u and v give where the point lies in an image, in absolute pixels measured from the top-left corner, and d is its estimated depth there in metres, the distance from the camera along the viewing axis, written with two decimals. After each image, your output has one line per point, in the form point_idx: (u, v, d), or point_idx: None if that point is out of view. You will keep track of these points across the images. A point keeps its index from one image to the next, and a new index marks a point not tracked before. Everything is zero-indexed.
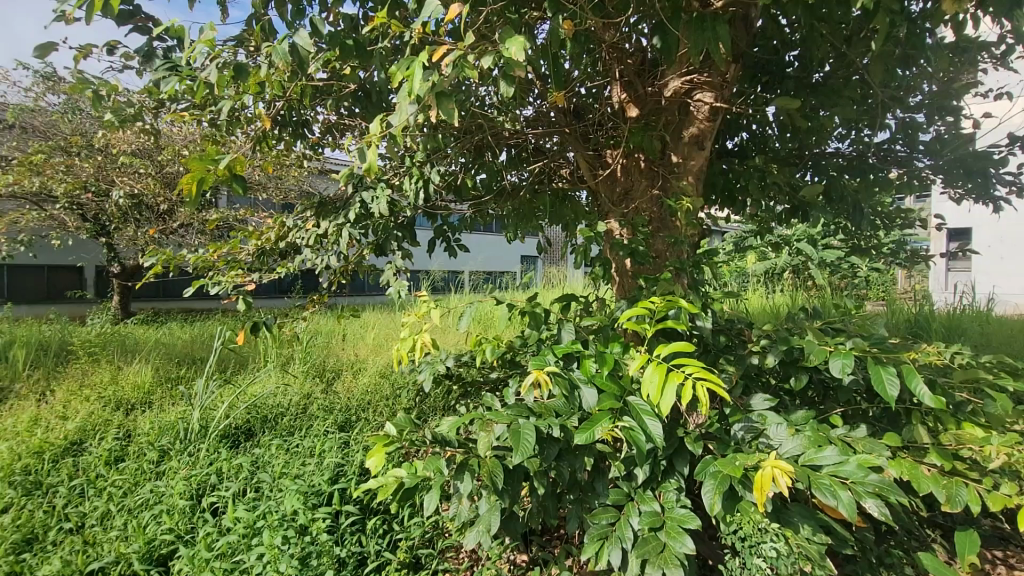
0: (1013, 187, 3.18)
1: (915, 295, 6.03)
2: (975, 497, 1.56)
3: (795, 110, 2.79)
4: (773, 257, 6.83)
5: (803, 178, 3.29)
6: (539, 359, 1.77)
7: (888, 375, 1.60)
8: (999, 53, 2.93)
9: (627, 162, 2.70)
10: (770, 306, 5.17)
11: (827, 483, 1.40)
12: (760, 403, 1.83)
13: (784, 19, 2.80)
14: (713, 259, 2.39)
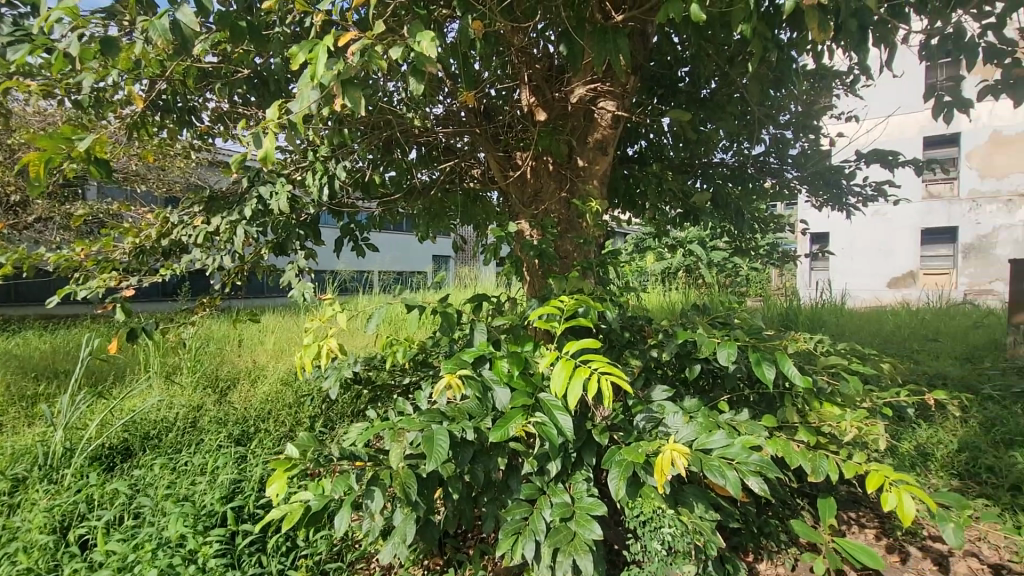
0: (861, 197, 3.70)
1: (786, 291, 6.80)
2: (834, 466, 1.80)
3: (687, 122, 3.03)
4: (668, 257, 7.36)
5: (694, 185, 3.59)
6: (452, 361, 1.77)
7: (765, 363, 1.79)
8: (849, 81, 3.39)
9: (537, 165, 2.78)
10: (667, 303, 5.57)
11: (717, 464, 1.54)
12: (659, 393, 1.98)
13: (676, 37, 3.02)
14: (616, 259, 2.52)
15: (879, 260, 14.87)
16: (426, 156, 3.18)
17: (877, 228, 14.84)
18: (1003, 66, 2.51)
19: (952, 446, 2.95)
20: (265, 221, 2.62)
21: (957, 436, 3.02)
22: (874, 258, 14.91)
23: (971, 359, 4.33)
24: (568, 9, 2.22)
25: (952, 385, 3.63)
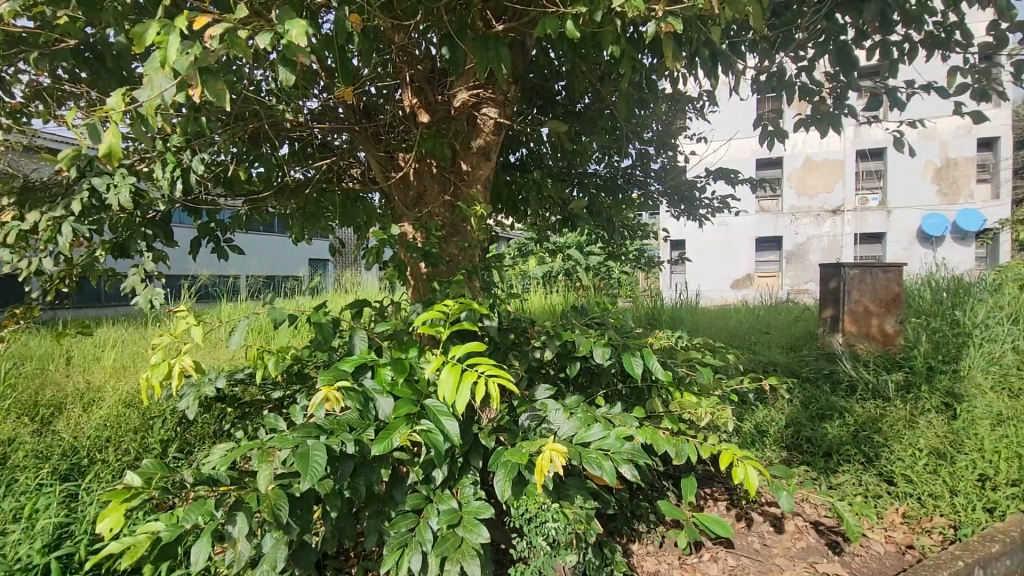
0: (710, 209, 4.20)
1: (651, 292, 7.47)
2: (693, 449, 2.01)
3: (564, 134, 3.20)
4: (549, 261, 7.70)
5: (571, 193, 3.80)
6: (331, 370, 1.68)
7: (635, 359, 1.96)
8: (700, 106, 3.81)
9: (420, 167, 2.73)
10: (548, 305, 5.82)
11: (595, 456, 1.64)
12: (542, 392, 2.05)
13: (553, 52, 3.17)
14: (500, 263, 2.58)
15: (724, 264, 17.01)
16: (299, 152, 2.98)
17: (721, 236, 16.96)
18: (814, 102, 3.01)
19: (781, 422, 3.46)
20: (101, 217, 2.28)
21: (785, 413, 3.55)
22: (721, 262, 17.02)
23: (794, 347, 5.13)
24: (450, 13, 2.23)
25: (781, 370, 4.27)
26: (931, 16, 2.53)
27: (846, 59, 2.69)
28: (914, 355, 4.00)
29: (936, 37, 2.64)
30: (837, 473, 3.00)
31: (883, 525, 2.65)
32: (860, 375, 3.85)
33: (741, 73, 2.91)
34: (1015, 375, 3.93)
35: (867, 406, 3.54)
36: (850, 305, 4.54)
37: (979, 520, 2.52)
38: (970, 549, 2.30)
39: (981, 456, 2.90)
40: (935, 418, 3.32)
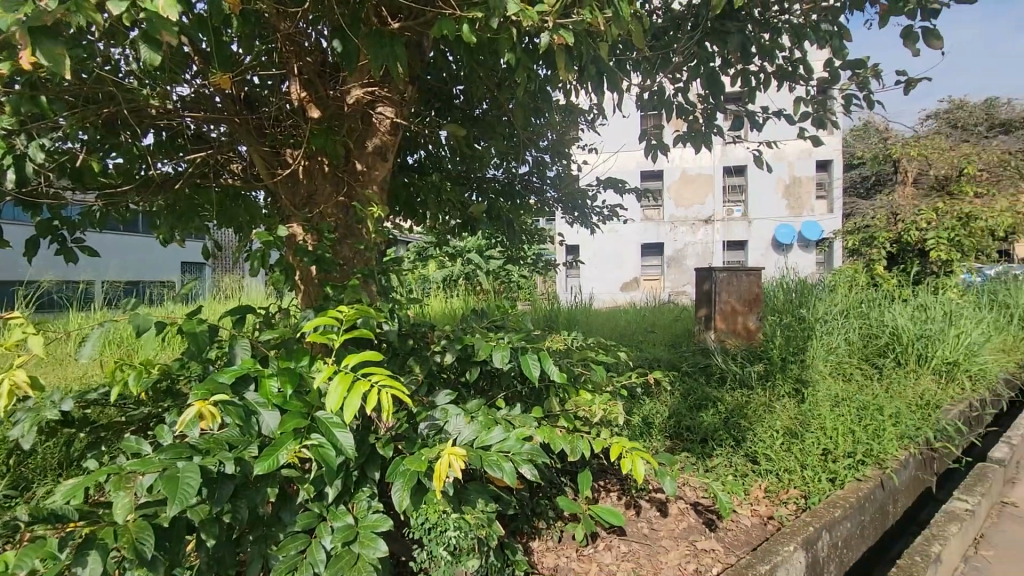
0: (601, 216, 4.44)
1: (549, 295, 7.76)
2: (588, 444, 2.11)
3: (462, 137, 3.20)
4: (449, 265, 7.66)
5: (469, 197, 3.81)
6: (206, 385, 1.52)
7: (533, 360, 2.00)
8: (591, 119, 4.02)
9: (310, 165, 2.57)
10: (449, 309, 5.78)
11: (495, 459, 1.65)
12: (443, 398, 2.02)
13: (450, 56, 3.16)
14: (398, 267, 2.50)
15: (614, 268, 18.13)
16: (167, 143, 2.68)
17: (611, 242, 18.05)
18: (689, 121, 3.32)
19: (665, 414, 3.75)
20: None
21: (668, 405, 3.86)
22: (611, 267, 18.12)
23: (675, 345, 5.59)
24: (342, 6, 2.13)
25: (664, 366, 4.63)
26: (781, 51, 2.90)
27: (714, 83, 3.00)
28: (771, 348, 4.54)
29: (785, 70, 3.03)
30: (712, 457, 3.32)
31: (750, 501, 2.96)
32: (729, 367, 4.29)
33: (627, 89, 3.12)
34: (848, 362, 4.61)
35: (735, 395, 3.96)
36: (721, 304, 5.06)
37: (824, 489, 2.90)
38: (817, 514, 2.64)
39: (823, 432, 3.35)
40: (788, 402, 3.79)
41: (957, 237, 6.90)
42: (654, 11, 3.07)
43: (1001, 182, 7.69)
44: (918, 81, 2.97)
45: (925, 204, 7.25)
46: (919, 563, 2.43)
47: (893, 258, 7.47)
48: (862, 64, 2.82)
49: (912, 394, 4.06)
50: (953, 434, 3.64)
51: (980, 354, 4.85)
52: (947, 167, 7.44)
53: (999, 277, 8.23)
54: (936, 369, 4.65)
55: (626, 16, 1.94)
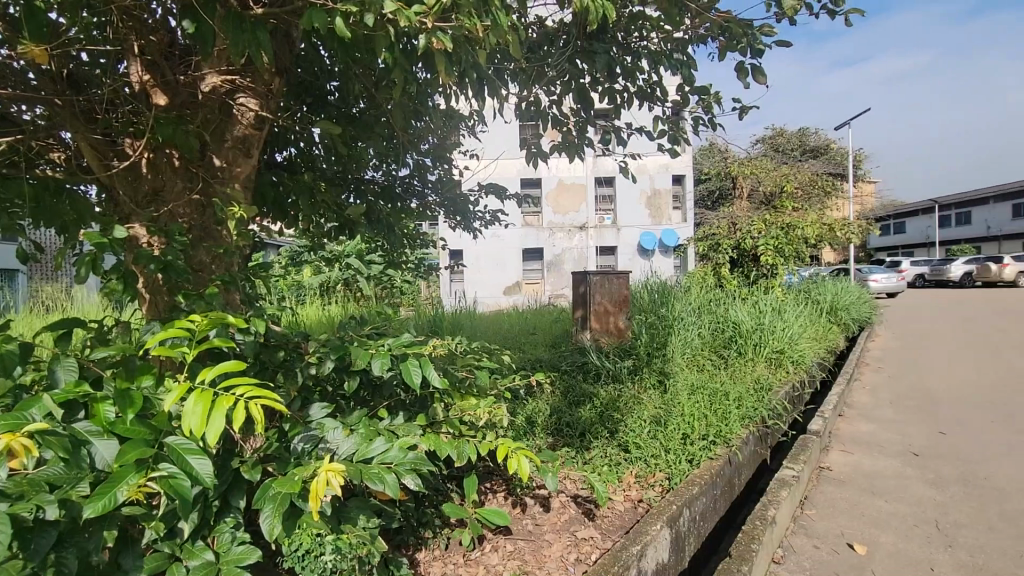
0: (483, 221, 4.51)
1: (432, 300, 7.69)
2: (473, 447, 2.12)
3: (337, 137, 3.05)
4: (325, 271, 7.25)
5: (346, 200, 3.65)
6: (13, 413, 1.23)
7: (414, 366, 1.96)
8: (471, 125, 4.05)
9: (156, 157, 2.26)
10: (326, 317, 5.46)
11: (376, 471, 1.58)
12: (318, 411, 1.89)
13: (323, 50, 3.00)
14: (265, 273, 2.30)
15: (497, 272, 18.53)
16: None
17: (494, 247, 18.44)
18: (563, 132, 3.50)
19: (547, 412, 3.92)
20: None
21: (549, 403, 4.04)
22: (494, 271, 18.50)
23: (555, 345, 5.86)
24: None
25: (545, 366, 4.84)
26: (641, 73, 3.19)
27: (584, 99, 3.20)
28: (638, 344, 4.96)
29: (645, 91, 3.32)
30: (590, 449, 3.53)
31: (623, 487, 3.18)
32: (603, 364, 4.60)
33: (505, 99, 3.21)
34: (701, 354, 5.20)
35: (609, 390, 4.25)
36: (595, 305, 5.40)
37: (685, 470, 3.22)
38: (679, 493, 2.93)
39: (683, 418, 3.73)
40: (653, 393, 4.17)
41: (781, 244, 8.12)
42: (529, 25, 3.20)
43: (812, 198, 9.22)
44: (749, 109, 3.44)
45: (757, 215, 8.44)
46: (759, 527, 2.81)
47: (735, 262, 8.58)
48: (707, 90, 3.20)
49: (751, 379, 4.69)
50: (781, 412, 4.26)
51: (800, 342, 5.76)
52: (773, 184, 8.73)
53: (812, 277, 9.85)
54: (769, 357, 5.42)
55: (502, 26, 1.99)
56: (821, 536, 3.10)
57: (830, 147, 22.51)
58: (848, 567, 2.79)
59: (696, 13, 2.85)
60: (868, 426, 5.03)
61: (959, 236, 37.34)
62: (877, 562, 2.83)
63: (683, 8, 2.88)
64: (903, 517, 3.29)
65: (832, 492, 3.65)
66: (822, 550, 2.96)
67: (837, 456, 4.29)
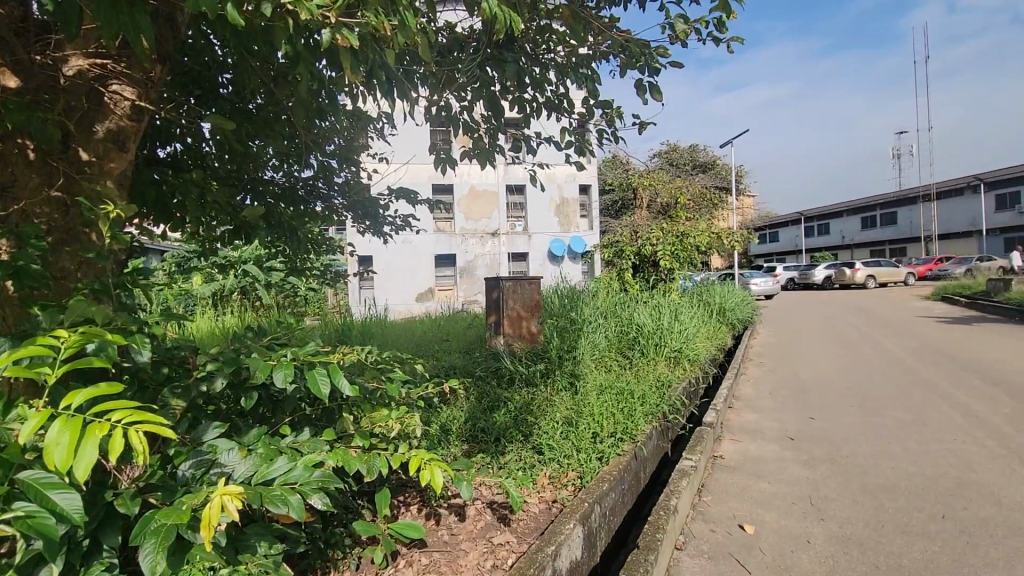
0: (393, 226, 4.39)
1: (339, 309, 7.35)
2: (384, 460, 2.04)
3: (230, 133, 2.82)
4: (218, 278, 6.67)
5: (241, 201, 3.38)
6: None
7: (321, 377, 1.85)
8: (380, 128, 3.94)
9: (2, 147, 1.95)
10: (219, 329, 5.03)
11: (279, 493, 1.47)
12: (211, 432, 1.72)
13: (214, 38, 2.77)
14: (145, 280, 2.07)
15: (408, 279, 18.17)
16: None
17: (405, 252, 18.08)
18: (475, 138, 3.51)
19: (461, 419, 3.90)
20: None
21: (464, 411, 4.03)
22: (405, 277, 18.13)
23: (468, 351, 5.85)
24: None
25: (459, 373, 4.81)
26: (549, 85, 3.29)
27: (494, 106, 3.23)
28: (550, 348, 5.09)
29: (552, 103, 3.43)
30: (504, 453, 3.55)
31: (537, 489, 3.23)
32: (517, 368, 4.66)
33: (415, 102, 3.16)
34: (608, 355, 5.45)
35: (522, 394, 4.32)
36: (507, 311, 5.46)
37: (595, 468, 3.33)
38: (590, 491, 3.03)
39: (592, 417, 3.88)
40: (564, 395, 4.29)
41: (676, 251, 8.75)
42: (439, 29, 3.18)
43: (702, 209, 10.04)
44: (647, 124, 3.68)
45: (655, 224, 9.04)
46: (663, 516, 2.98)
47: (637, 268, 9.10)
48: (610, 105, 3.37)
49: (653, 377, 4.99)
50: (680, 407, 4.58)
51: (694, 341, 6.23)
52: (668, 196, 9.40)
53: (704, 281, 10.73)
54: (668, 356, 5.81)
55: (411, 27, 1.96)
56: (717, 520, 3.36)
57: (716, 163, 24.72)
58: (740, 546, 3.04)
59: (598, 30, 3.00)
60: (753, 415, 5.55)
61: (821, 244, 42.57)
62: (764, 539, 3.11)
63: (587, 24, 3.03)
64: (783, 496, 3.65)
65: (725, 479, 3.97)
66: (718, 533, 3.20)
67: (728, 445, 4.68)
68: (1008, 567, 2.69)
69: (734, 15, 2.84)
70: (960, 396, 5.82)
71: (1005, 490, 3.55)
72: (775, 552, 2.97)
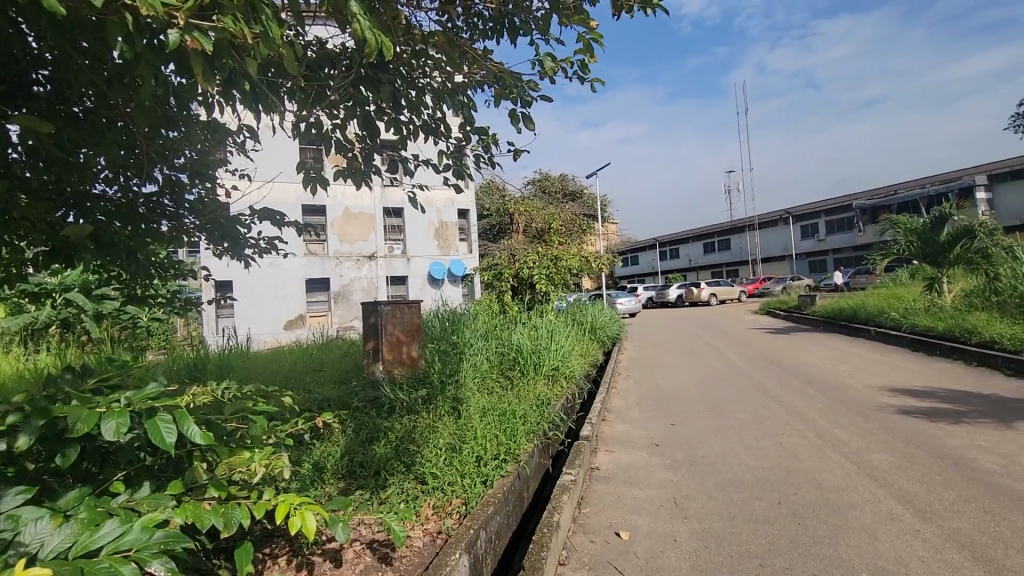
0: (256, 249, 4.01)
1: (190, 341, 6.49)
2: (244, 509, 1.81)
3: (47, 137, 2.39)
4: (28, 309, 5.56)
5: (61, 218, 2.86)
6: None
7: (164, 424, 1.59)
8: (241, 142, 3.62)
9: None
10: (28, 370, 4.17)
11: (106, 566, 1.22)
12: (10, 501, 1.39)
13: (26, 26, 2.36)
14: None
15: (274, 306, 16.73)
16: None
17: (271, 277, 16.70)
18: (348, 158, 3.38)
19: (337, 455, 3.67)
20: None
21: (340, 446, 3.80)
22: (271, 303, 16.71)
23: (343, 381, 5.51)
24: None
25: (333, 406, 4.50)
26: (425, 108, 3.28)
27: (369, 126, 3.14)
28: (431, 373, 4.99)
29: (429, 126, 3.43)
30: (386, 488, 3.36)
31: (421, 521, 3.10)
32: (397, 396, 4.49)
33: (281, 116, 2.96)
34: (490, 377, 5.49)
35: (403, 422, 4.19)
36: (386, 336, 5.25)
37: (479, 493, 3.30)
38: (475, 516, 2.98)
39: (476, 441, 3.86)
40: (447, 420, 4.23)
41: (551, 273, 9.19)
42: (307, 43, 3.06)
43: (573, 234, 10.70)
44: (521, 152, 3.84)
45: (531, 248, 9.43)
46: (547, 534, 3.03)
47: (515, 290, 9.37)
48: (486, 131, 3.46)
49: (533, 396, 5.13)
50: (559, 423, 4.75)
51: (570, 359, 6.55)
52: (542, 221, 9.87)
53: (577, 302, 11.38)
54: (546, 375, 6.03)
55: (275, 37, 1.85)
56: (595, 531, 3.50)
57: (584, 192, 26.62)
58: (617, 554, 3.20)
59: (473, 59, 3.09)
60: (623, 426, 5.94)
61: (674, 267, 47.66)
62: (638, 543, 3.30)
63: (461, 53, 3.09)
64: (653, 500, 3.93)
65: (602, 489, 4.17)
66: (597, 543, 3.34)
67: (603, 457, 4.95)
68: (829, 541, 3.16)
69: (596, 57, 3.09)
70: (786, 396, 6.79)
71: (823, 474, 4.19)
72: (648, 555, 3.17)
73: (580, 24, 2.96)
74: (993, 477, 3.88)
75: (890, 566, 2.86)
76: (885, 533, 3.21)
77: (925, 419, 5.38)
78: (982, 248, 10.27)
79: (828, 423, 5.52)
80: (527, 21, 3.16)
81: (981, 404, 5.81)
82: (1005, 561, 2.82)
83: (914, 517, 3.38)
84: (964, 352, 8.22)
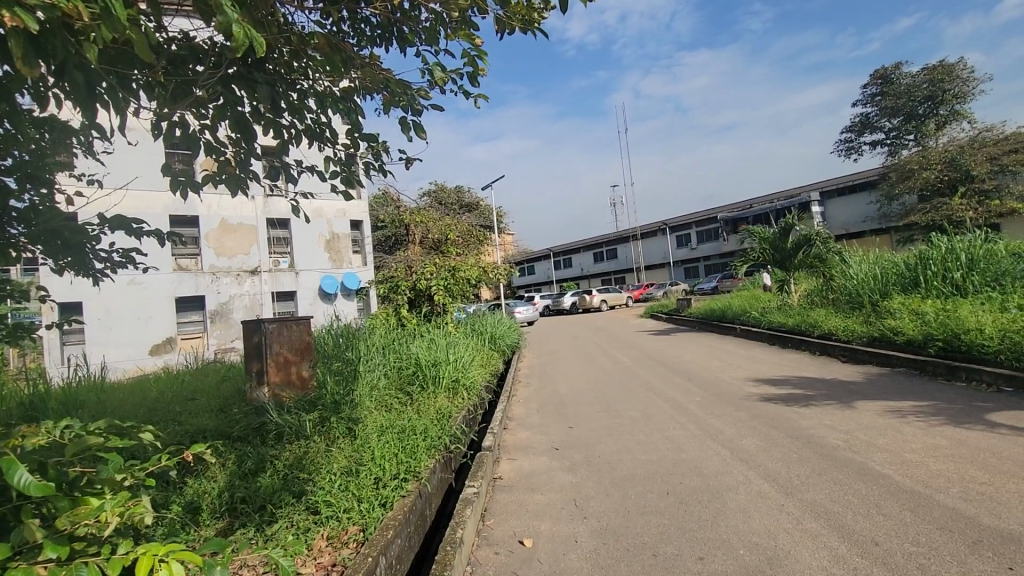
0: (109, 264, 3.47)
1: (25, 375, 5.47)
2: (95, 570, 1.53)
3: None
4: None
5: None
6: None
7: None
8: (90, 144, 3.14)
9: None
10: None
11: None
12: None
13: None
14: None
15: (136, 329, 14.75)
16: None
17: (130, 296, 14.74)
18: (221, 163, 3.08)
19: (215, 492, 3.33)
20: None
21: (219, 481, 3.45)
22: (132, 326, 14.72)
23: (221, 409, 4.98)
24: None
25: (209, 438, 4.05)
26: (308, 113, 3.09)
27: (244, 128, 2.86)
28: (323, 392, 4.69)
29: (314, 131, 3.22)
30: (272, 523, 3.07)
31: (313, 555, 2.85)
32: (284, 421, 4.15)
33: (135, 113, 2.62)
34: (389, 394, 5.27)
35: (293, 449, 3.89)
36: (271, 357, 4.83)
37: (377, 517, 3.12)
38: (374, 543, 2.81)
39: (374, 462, 3.67)
40: (341, 443, 3.98)
41: (448, 284, 9.12)
42: (169, 37, 2.77)
43: (470, 244, 10.72)
44: (413, 160, 3.76)
45: (428, 259, 9.24)
46: (450, 552, 2.95)
47: (412, 302, 9.15)
48: (375, 138, 3.34)
49: (434, 410, 5.01)
50: (460, 436, 4.67)
51: (470, 371, 6.50)
52: (439, 232, 9.73)
53: (477, 312, 11.38)
54: (447, 387, 5.92)
55: (119, 23, 1.64)
56: (499, 542, 3.48)
57: (481, 204, 26.92)
58: (520, 562, 3.20)
59: (358, 66, 2.97)
60: (524, 432, 6.02)
61: (568, 275, 49.84)
62: (540, 549, 3.34)
63: (347, 59, 2.97)
64: (553, 504, 4.01)
65: (505, 498, 4.18)
66: (501, 554, 3.32)
67: (505, 465, 4.95)
68: (711, 524, 3.43)
69: (484, 72, 3.14)
70: (670, 392, 7.34)
71: (703, 462, 4.56)
72: (550, 560, 3.21)
73: (466, 39, 2.98)
74: (838, 452, 4.48)
75: (761, 540, 3.17)
76: (757, 511, 3.56)
77: (783, 405, 6.09)
78: (819, 253, 11.99)
79: (706, 414, 6.04)
80: (415, 31, 3.12)
81: (825, 388, 6.71)
82: (851, 525, 3.27)
83: (779, 494, 3.79)
84: (810, 343, 9.48)
